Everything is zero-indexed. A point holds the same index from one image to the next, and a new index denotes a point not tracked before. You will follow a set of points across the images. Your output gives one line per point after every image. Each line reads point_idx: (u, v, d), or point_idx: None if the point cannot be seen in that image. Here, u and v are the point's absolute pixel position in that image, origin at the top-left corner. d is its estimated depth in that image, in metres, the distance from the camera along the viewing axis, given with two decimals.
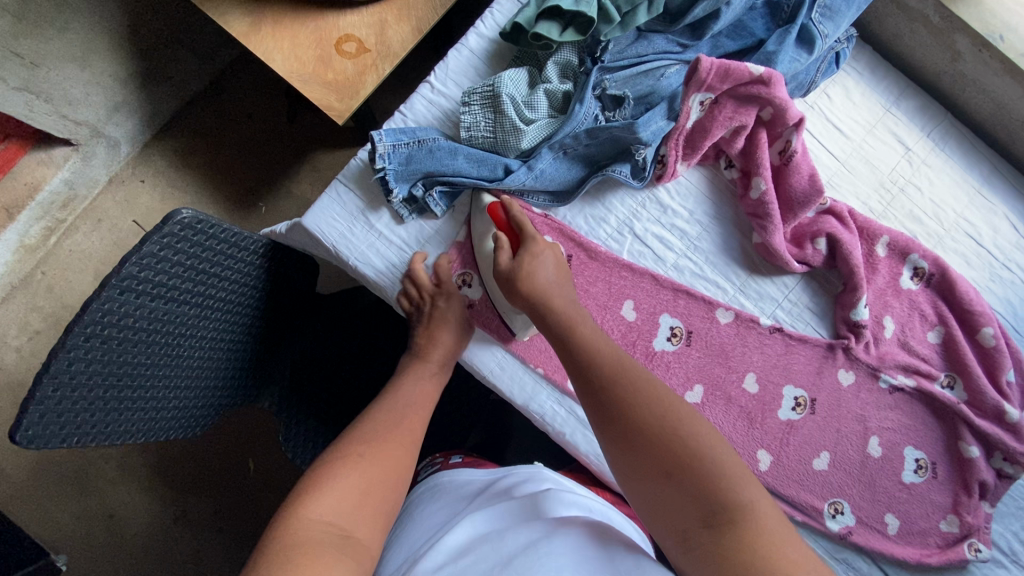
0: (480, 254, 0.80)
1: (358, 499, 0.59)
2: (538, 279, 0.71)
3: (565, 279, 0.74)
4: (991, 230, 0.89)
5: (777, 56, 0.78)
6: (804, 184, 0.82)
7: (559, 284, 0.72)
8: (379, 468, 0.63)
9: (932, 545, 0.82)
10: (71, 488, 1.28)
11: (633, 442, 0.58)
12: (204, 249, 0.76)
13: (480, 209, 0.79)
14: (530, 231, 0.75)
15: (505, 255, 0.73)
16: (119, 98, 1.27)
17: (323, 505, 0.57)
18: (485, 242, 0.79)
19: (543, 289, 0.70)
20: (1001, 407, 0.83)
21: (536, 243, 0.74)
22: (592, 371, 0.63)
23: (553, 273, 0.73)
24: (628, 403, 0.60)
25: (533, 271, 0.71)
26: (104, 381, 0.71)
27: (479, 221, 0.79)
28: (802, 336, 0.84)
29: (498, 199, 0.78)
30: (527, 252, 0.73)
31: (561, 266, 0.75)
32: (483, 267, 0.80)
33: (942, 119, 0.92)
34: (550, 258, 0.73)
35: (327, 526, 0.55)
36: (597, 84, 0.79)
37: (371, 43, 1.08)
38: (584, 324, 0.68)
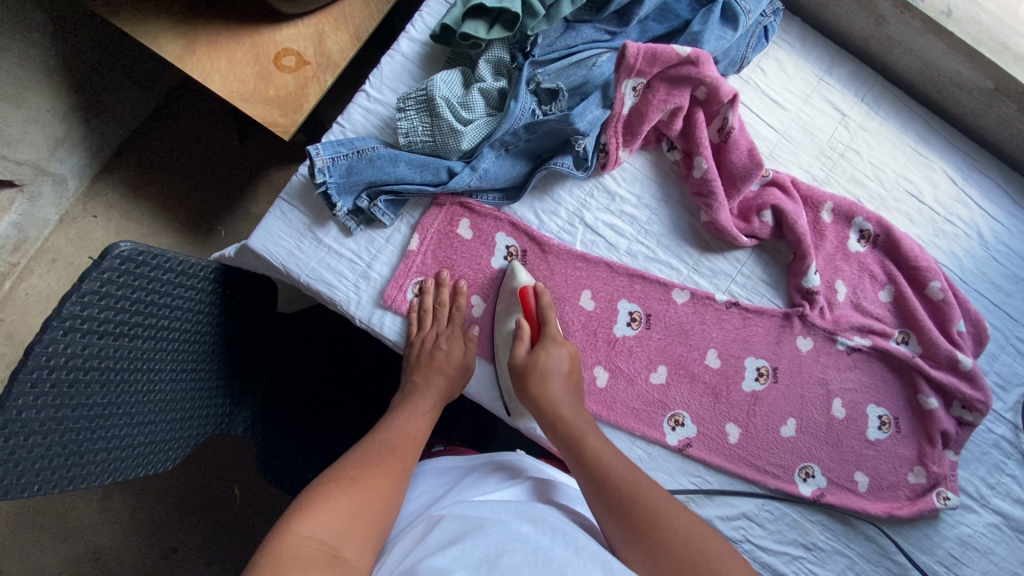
0: (499, 333, 0.81)
1: (352, 519, 0.59)
2: (552, 381, 0.73)
3: (575, 387, 0.76)
4: (931, 186, 0.92)
5: (703, 35, 0.80)
6: (744, 158, 0.83)
7: (569, 398, 0.74)
8: (375, 492, 0.63)
9: (902, 498, 0.85)
10: (53, 537, 1.25)
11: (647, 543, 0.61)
12: (149, 280, 0.75)
13: (512, 289, 0.80)
14: (552, 329, 0.78)
15: (523, 346, 0.76)
16: (60, 134, 1.23)
17: (316, 521, 0.57)
18: (507, 322, 0.81)
19: (555, 393, 0.73)
20: (955, 357, 0.85)
21: (554, 342, 0.77)
22: (606, 490, 0.65)
23: (564, 384, 0.74)
24: (642, 506, 0.63)
25: (545, 368, 0.74)
26: (59, 425, 0.69)
27: (507, 303, 0.81)
28: (757, 308, 0.86)
29: (532, 283, 0.80)
30: (545, 350, 0.75)
31: (574, 370, 0.76)
32: (499, 348, 0.81)
33: (874, 83, 0.94)
34: (565, 359, 0.76)
35: (317, 543, 0.55)
36: (531, 79, 0.79)
37: (311, 55, 1.07)
38: (591, 431, 0.71)
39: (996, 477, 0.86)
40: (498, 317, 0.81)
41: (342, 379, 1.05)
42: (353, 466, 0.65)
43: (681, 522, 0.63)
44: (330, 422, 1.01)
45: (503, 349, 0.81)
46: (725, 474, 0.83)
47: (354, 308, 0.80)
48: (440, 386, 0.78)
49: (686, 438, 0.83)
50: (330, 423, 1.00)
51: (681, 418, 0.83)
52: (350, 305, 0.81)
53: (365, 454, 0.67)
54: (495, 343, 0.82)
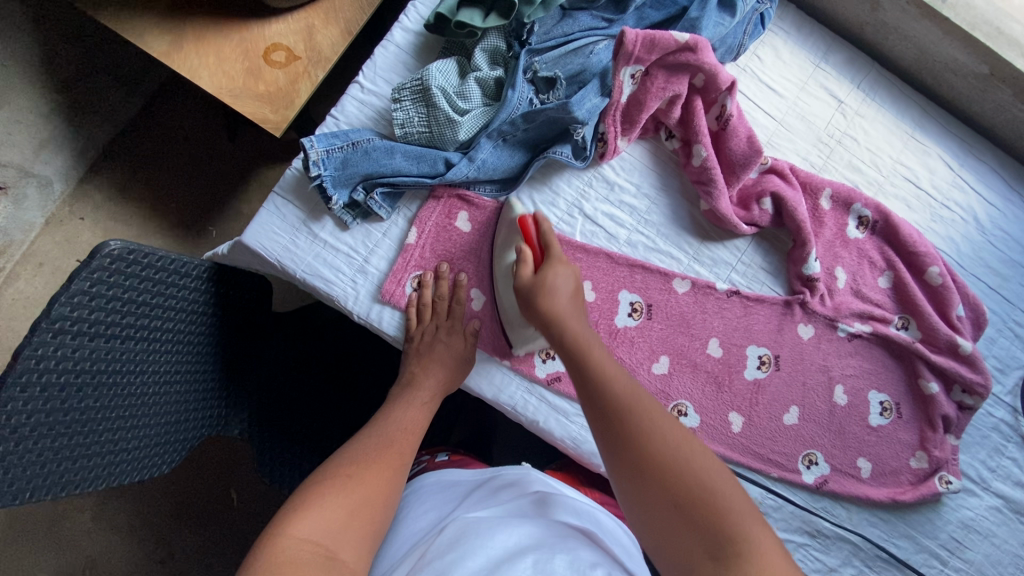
0: (501, 283, 0.78)
1: (348, 519, 0.57)
2: (557, 297, 0.69)
3: (580, 304, 0.71)
4: (928, 172, 0.92)
5: (701, 21, 0.79)
6: (743, 146, 0.83)
7: (574, 307, 0.70)
8: (371, 490, 0.62)
9: (904, 483, 0.85)
10: (46, 546, 1.22)
11: (642, 472, 0.56)
12: (142, 279, 0.73)
13: (511, 224, 0.77)
14: (556, 250, 0.72)
15: (528, 268, 0.72)
16: (44, 134, 1.24)
17: (311, 522, 0.55)
18: (508, 276, 0.77)
19: (562, 308, 0.68)
20: (955, 341, 0.85)
21: (560, 262, 0.72)
22: (611, 409, 0.60)
23: (570, 292, 0.70)
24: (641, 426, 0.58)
25: (552, 290, 0.69)
26: (50, 430, 0.67)
27: (507, 235, 0.78)
28: (758, 296, 0.85)
29: (530, 212, 0.76)
30: (550, 268, 0.71)
31: (579, 290, 0.71)
32: (500, 280, 0.79)
33: (870, 69, 0.94)
34: (569, 279, 0.71)
35: (312, 546, 0.53)
36: (528, 68, 0.78)
37: (301, 49, 1.05)
38: (596, 342, 0.66)
39: (996, 460, 0.86)
40: (499, 246, 0.79)
41: (341, 378, 1.04)
42: (348, 464, 0.63)
43: (681, 444, 0.57)
44: (330, 423, 1.00)
45: (506, 282, 0.78)
46: (729, 464, 0.83)
47: (352, 304, 0.79)
48: (439, 377, 0.77)
49: (689, 429, 0.82)
50: (330, 424, 1.00)
51: (684, 408, 0.83)
52: (347, 301, 0.80)
53: (361, 451, 0.66)
54: (498, 277, 0.79)
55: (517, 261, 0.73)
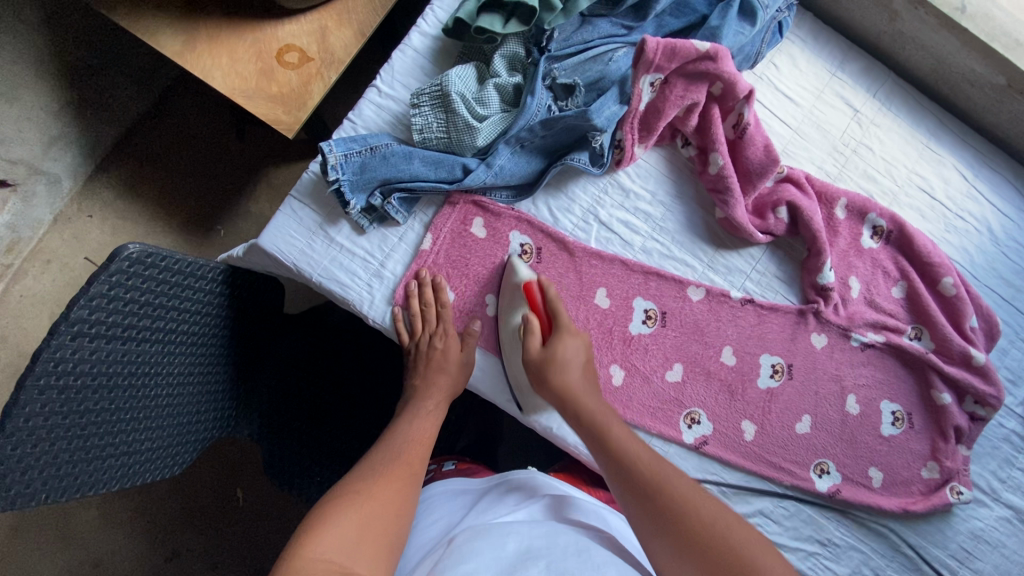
0: (506, 325, 0.80)
1: (360, 534, 0.58)
2: (570, 371, 0.73)
3: (591, 375, 0.75)
4: (942, 182, 0.92)
5: (721, 30, 0.79)
6: (760, 154, 0.82)
7: (587, 387, 0.74)
8: (381, 503, 0.62)
9: (915, 493, 0.85)
10: (53, 543, 1.23)
11: (659, 516, 0.62)
12: (158, 282, 0.73)
13: (513, 282, 0.79)
14: (564, 319, 0.77)
15: (536, 340, 0.74)
16: (54, 132, 1.21)
17: (324, 541, 0.55)
18: (514, 317, 0.79)
19: (575, 390, 0.72)
20: (968, 352, 0.85)
21: (568, 331, 0.76)
22: (623, 470, 0.66)
23: (581, 371, 0.74)
24: (663, 492, 0.63)
25: (564, 365, 0.73)
26: (67, 432, 0.67)
27: (511, 299, 0.79)
28: (773, 305, 0.85)
29: (534, 278, 0.78)
30: (560, 341, 0.75)
31: (588, 364, 0.76)
32: (506, 341, 0.80)
33: (886, 79, 0.94)
34: (580, 349, 0.76)
35: (328, 563, 0.53)
36: (547, 75, 0.78)
37: (315, 51, 1.05)
38: (615, 423, 0.71)
39: (1007, 471, 0.87)
40: (503, 313, 0.80)
41: (352, 382, 1.03)
42: (357, 482, 0.64)
43: (691, 500, 0.63)
44: (341, 428, 0.99)
45: (512, 342, 0.80)
46: (742, 472, 0.83)
47: (367, 309, 0.79)
48: (443, 384, 0.78)
49: (702, 436, 0.82)
50: (341, 427, 0.99)
51: (697, 416, 0.83)
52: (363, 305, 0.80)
53: (370, 467, 0.66)
54: (503, 338, 0.80)
55: (524, 332, 0.76)
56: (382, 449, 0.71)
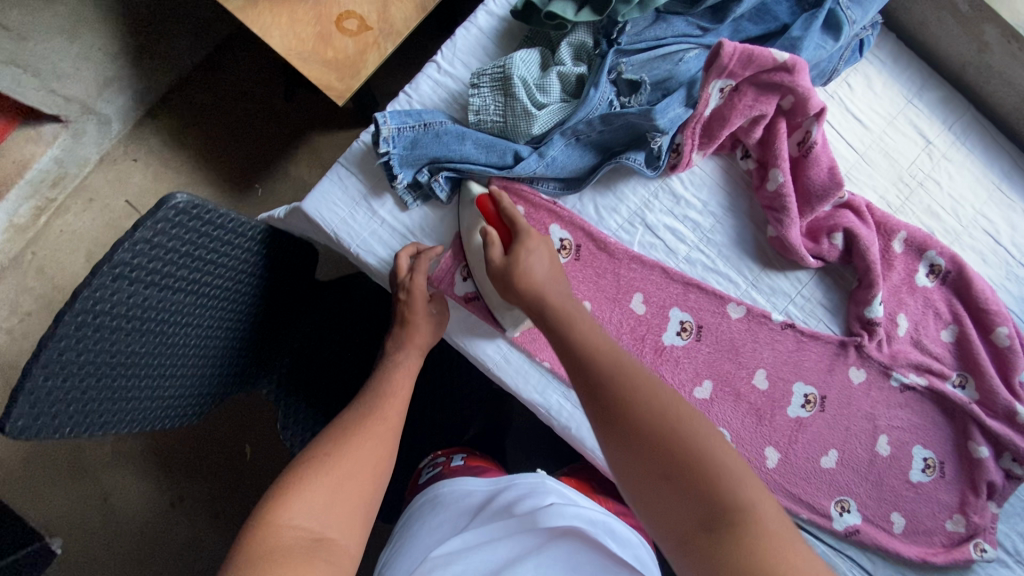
0: (470, 248, 0.76)
1: (334, 496, 0.58)
2: (535, 276, 0.67)
3: (561, 276, 0.70)
4: (1009, 227, 0.87)
5: (802, 42, 0.75)
6: (824, 176, 0.79)
7: (553, 277, 0.68)
8: (356, 464, 0.62)
9: (937, 544, 0.82)
10: (66, 472, 1.27)
11: (654, 482, 0.52)
12: (201, 234, 0.73)
13: (469, 200, 0.76)
14: (522, 225, 0.70)
15: (497, 251, 0.69)
16: (110, 73, 1.22)
17: (296, 507, 0.56)
18: (474, 237, 0.75)
19: (539, 282, 0.66)
20: (1013, 408, 0.81)
21: (529, 237, 0.69)
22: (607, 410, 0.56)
23: (547, 268, 0.68)
24: (631, 402, 0.55)
25: (526, 266, 0.67)
26: (97, 370, 0.68)
27: (468, 219, 0.76)
28: (814, 333, 0.82)
29: (488, 191, 0.75)
30: (522, 245, 0.68)
31: (554, 261, 0.70)
32: (473, 262, 0.77)
33: (965, 112, 0.89)
34: (544, 254, 0.69)
35: (298, 531, 0.54)
36: (613, 68, 0.75)
37: (374, 20, 1.04)
38: (576, 312, 0.64)
39: None
40: (465, 237, 0.77)
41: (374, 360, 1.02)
42: (336, 439, 0.64)
43: (677, 412, 0.54)
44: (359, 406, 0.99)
45: (477, 261, 0.76)
46: None
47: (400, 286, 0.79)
48: None
49: None
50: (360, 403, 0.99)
51: None
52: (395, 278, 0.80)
53: (346, 425, 0.66)
54: (470, 259, 0.77)
55: (484, 245, 0.70)
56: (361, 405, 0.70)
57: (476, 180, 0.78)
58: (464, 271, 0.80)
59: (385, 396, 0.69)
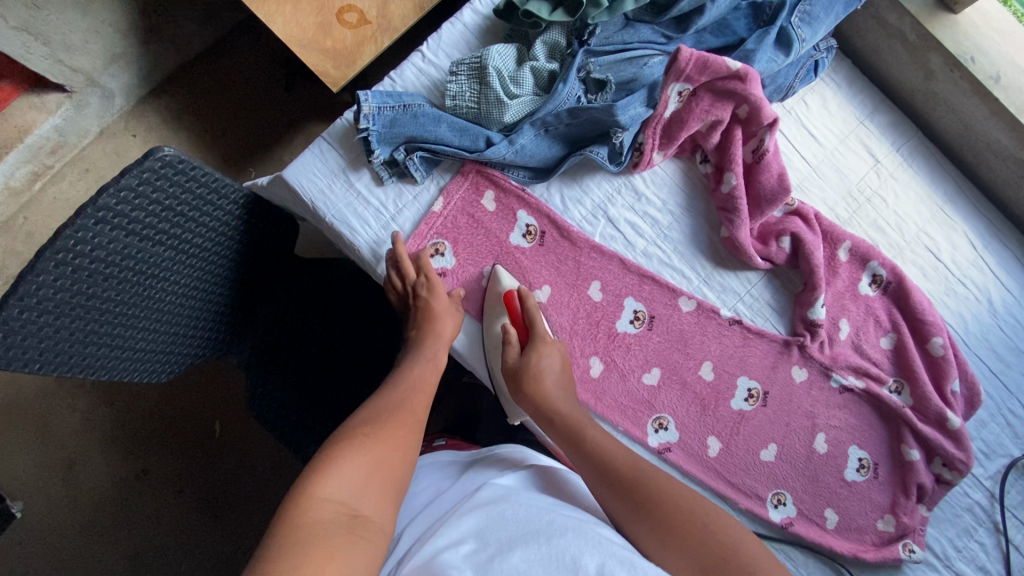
0: (488, 333, 0.84)
1: (369, 477, 0.60)
2: (546, 381, 0.76)
3: (567, 382, 0.78)
4: (950, 246, 0.93)
5: (755, 54, 0.81)
6: (773, 182, 0.84)
7: (562, 386, 0.77)
8: (388, 448, 0.64)
9: (867, 542, 0.85)
10: (34, 436, 1.28)
11: (655, 525, 0.61)
12: (184, 190, 0.77)
13: (496, 293, 0.82)
14: (540, 329, 0.80)
15: (515, 349, 0.78)
16: (117, 50, 1.27)
17: (334, 483, 0.58)
18: (494, 327, 0.83)
19: (550, 391, 0.75)
20: (944, 414, 0.86)
21: (544, 343, 0.79)
22: (602, 467, 0.67)
23: (559, 375, 0.77)
24: (650, 489, 0.64)
25: (539, 371, 0.76)
26: (71, 310, 0.71)
27: (492, 306, 0.83)
28: (760, 330, 0.87)
29: (516, 288, 0.82)
30: (537, 351, 0.77)
31: (565, 365, 0.79)
32: (489, 351, 0.84)
33: (912, 136, 0.95)
34: (557, 357, 0.79)
35: (337, 506, 0.56)
36: (583, 67, 0.81)
37: (373, 15, 1.09)
38: (588, 424, 0.73)
39: (964, 540, 0.86)
40: (486, 322, 0.84)
41: (352, 340, 1.05)
42: (365, 424, 0.66)
43: (691, 503, 0.63)
44: (331, 381, 1.02)
45: (494, 351, 0.83)
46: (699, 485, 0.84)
47: (372, 257, 0.83)
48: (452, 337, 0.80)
49: (667, 442, 0.84)
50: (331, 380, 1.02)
51: (665, 422, 0.84)
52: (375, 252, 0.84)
53: (375, 412, 0.68)
54: (488, 346, 0.84)
55: (504, 342, 0.79)
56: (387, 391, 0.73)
57: (503, 268, 0.84)
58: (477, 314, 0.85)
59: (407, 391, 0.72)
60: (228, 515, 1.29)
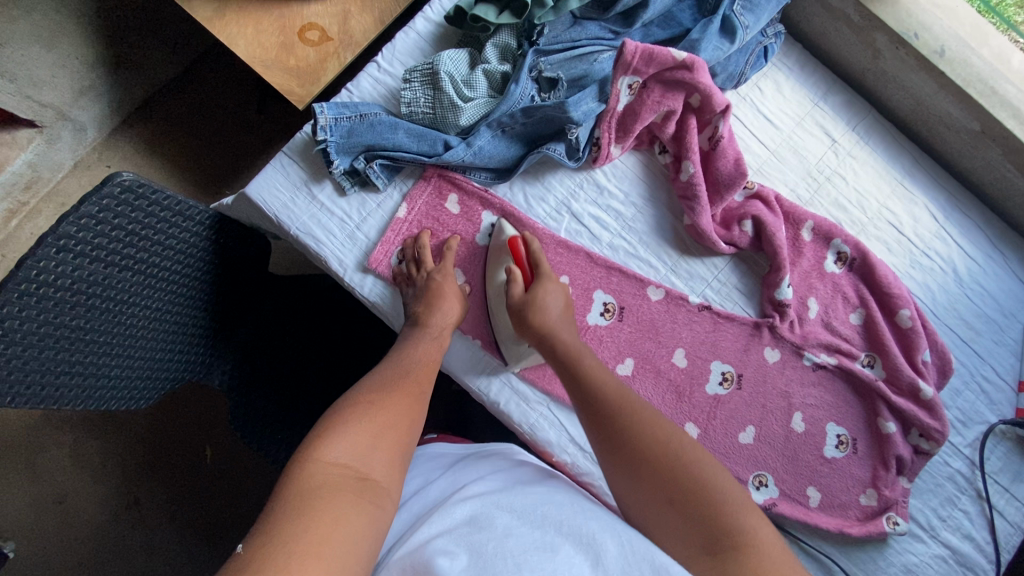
0: (492, 284, 0.84)
1: (375, 443, 0.60)
2: (548, 314, 0.75)
3: (571, 318, 0.78)
4: (912, 220, 0.94)
5: (701, 43, 0.84)
6: (729, 167, 0.86)
7: (565, 320, 0.76)
8: (392, 415, 0.64)
9: (852, 518, 0.86)
10: (23, 473, 1.27)
11: (647, 473, 0.60)
12: (146, 214, 0.77)
13: (500, 241, 0.83)
14: (545, 268, 0.80)
15: (518, 287, 0.78)
16: (86, 82, 1.28)
17: (339, 447, 0.58)
18: (498, 272, 0.83)
19: (552, 323, 0.74)
20: (917, 385, 0.86)
21: (548, 279, 0.79)
22: (592, 405, 0.66)
23: (562, 310, 0.77)
24: (641, 436, 0.62)
25: (543, 304, 0.76)
26: (39, 341, 0.71)
27: (497, 254, 0.83)
28: (729, 314, 0.88)
29: (519, 233, 0.83)
30: (542, 286, 0.77)
31: (569, 305, 0.79)
32: (493, 299, 0.83)
33: (867, 115, 0.97)
34: (560, 296, 0.78)
35: (343, 470, 0.56)
36: (533, 67, 0.83)
37: (334, 32, 1.09)
38: (587, 350, 0.73)
39: (948, 510, 0.87)
40: (490, 267, 0.84)
41: (333, 353, 1.05)
42: (370, 392, 0.65)
43: (675, 443, 0.61)
44: (310, 398, 1.01)
45: (497, 297, 0.83)
46: None
47: (338, 267, 0.83)
48: None
49: None
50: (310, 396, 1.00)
51: None
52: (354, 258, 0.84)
53: (378, 382, 0.67)
54: (490, 295, 0.84)
55: (508, 281, 0.79)
56: (390, 357, 0.72)
57: (507, 220, 0.85)
58: (482, 268, 0.86)
59: (410, 364, 0.72)
60: (223, 539, 1.28)
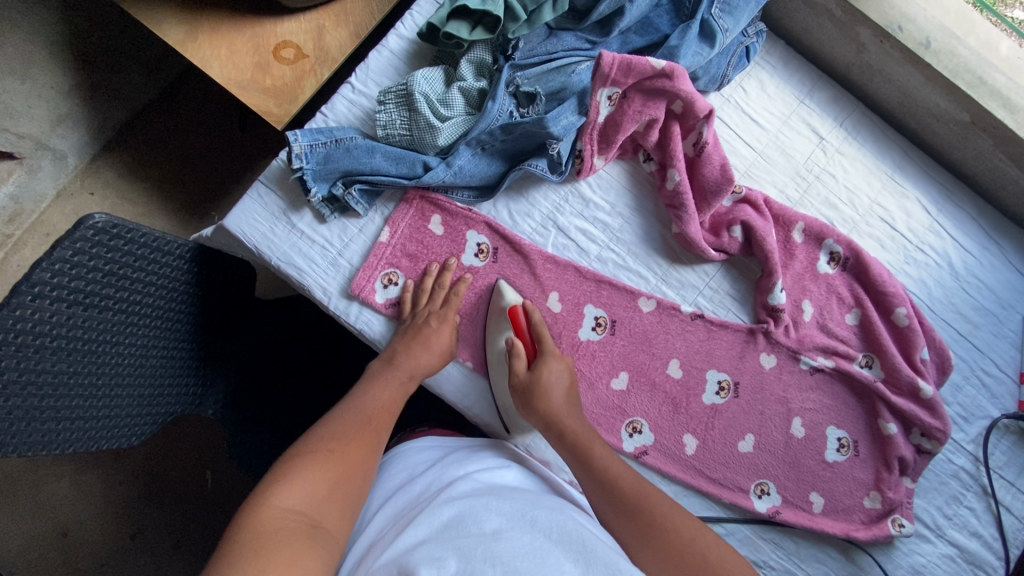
0: (492, 349, 0.82)
1: (329, 490, 0.60)
2: (553, 395, 0.74)
3: (574, 399, 0.76)
4: (905, 215, 0.93)
5: (679, 50, 0.82)
6: (716, 173, 0.85)
7: (568, 403, 0.75)
8: (349, 462, 0.63)
9: (856, 521, 0.85)
10: (23, 508, 1.25)
11: (657, 542, 0.61)
12: (124, 253, 0.75)
13: (502, 307, 0.81)
14: (547, 344, 0.79)
15: (522, 364, 0.76)
16: (63, 110, 1.25)
17: (293, 493, 0.57)
18: (498, 340, 0.81)
19: (558, 406, 0.73)
20: (916, 383, 0.85)
21: (551, 356, 0.78)
22: (606, 484, 0.67)
23: (565, 390, 0.76)
24: (653, 510, 0.64)
25: (546, 385, 0.74)
26: (22, 390, 0.69)
27: (497, 320, 0.82)
28: (722, 322, 0.86)
29: (521, 302, 0.81)
30: (545, 363, 0.76)
31: (572, 385, 0.78)
32: (493, 363, 0.82)
33: (853, 110, 0.95)
34: (563, 373, 0.77)
35: (295, 515, 0.55)
36: (510, 82, 0.82)
37: (310, 49, 1.07)
38: (596, 440, 0.72)
39: (953, 508, 0.86)
40: (490, 333, 0.82)
41: (326, 377, 1.03)
42: (328, 438, 0.65)
43: (686, 523, 0.63)
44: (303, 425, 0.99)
45: (497, 364, 0.81)
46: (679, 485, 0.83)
47: (322, 295, 0.81)
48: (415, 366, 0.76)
49: (643, 446, 0.83)
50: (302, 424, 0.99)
51: (639, 426, 0.84)
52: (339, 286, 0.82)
53: (337, 426, 0.67)
54: (490, 363, 0.82)
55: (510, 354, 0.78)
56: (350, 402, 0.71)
57: (507, 283, 0.84)
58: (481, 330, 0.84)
59: (371, 409, 0.71)
60: None
